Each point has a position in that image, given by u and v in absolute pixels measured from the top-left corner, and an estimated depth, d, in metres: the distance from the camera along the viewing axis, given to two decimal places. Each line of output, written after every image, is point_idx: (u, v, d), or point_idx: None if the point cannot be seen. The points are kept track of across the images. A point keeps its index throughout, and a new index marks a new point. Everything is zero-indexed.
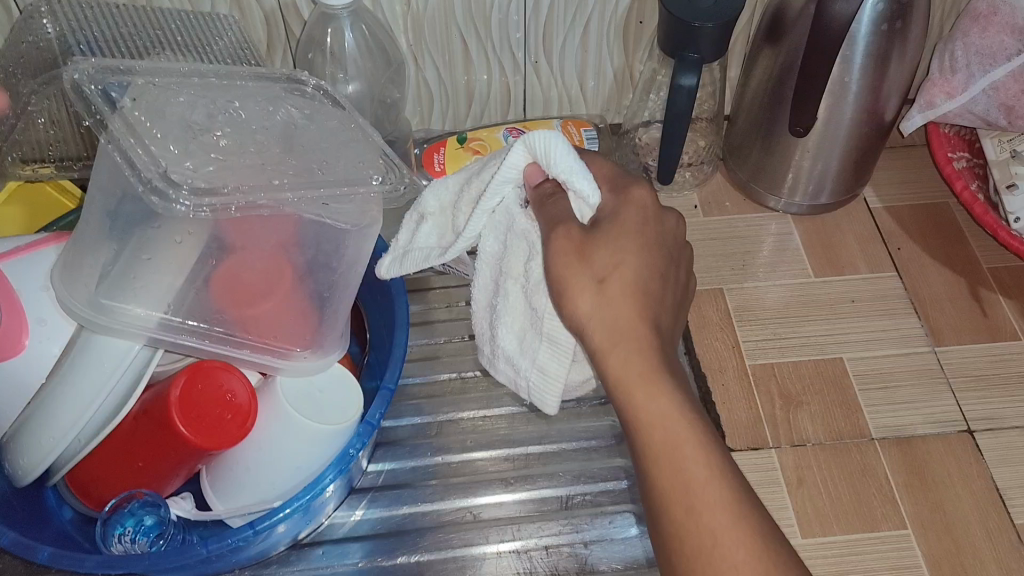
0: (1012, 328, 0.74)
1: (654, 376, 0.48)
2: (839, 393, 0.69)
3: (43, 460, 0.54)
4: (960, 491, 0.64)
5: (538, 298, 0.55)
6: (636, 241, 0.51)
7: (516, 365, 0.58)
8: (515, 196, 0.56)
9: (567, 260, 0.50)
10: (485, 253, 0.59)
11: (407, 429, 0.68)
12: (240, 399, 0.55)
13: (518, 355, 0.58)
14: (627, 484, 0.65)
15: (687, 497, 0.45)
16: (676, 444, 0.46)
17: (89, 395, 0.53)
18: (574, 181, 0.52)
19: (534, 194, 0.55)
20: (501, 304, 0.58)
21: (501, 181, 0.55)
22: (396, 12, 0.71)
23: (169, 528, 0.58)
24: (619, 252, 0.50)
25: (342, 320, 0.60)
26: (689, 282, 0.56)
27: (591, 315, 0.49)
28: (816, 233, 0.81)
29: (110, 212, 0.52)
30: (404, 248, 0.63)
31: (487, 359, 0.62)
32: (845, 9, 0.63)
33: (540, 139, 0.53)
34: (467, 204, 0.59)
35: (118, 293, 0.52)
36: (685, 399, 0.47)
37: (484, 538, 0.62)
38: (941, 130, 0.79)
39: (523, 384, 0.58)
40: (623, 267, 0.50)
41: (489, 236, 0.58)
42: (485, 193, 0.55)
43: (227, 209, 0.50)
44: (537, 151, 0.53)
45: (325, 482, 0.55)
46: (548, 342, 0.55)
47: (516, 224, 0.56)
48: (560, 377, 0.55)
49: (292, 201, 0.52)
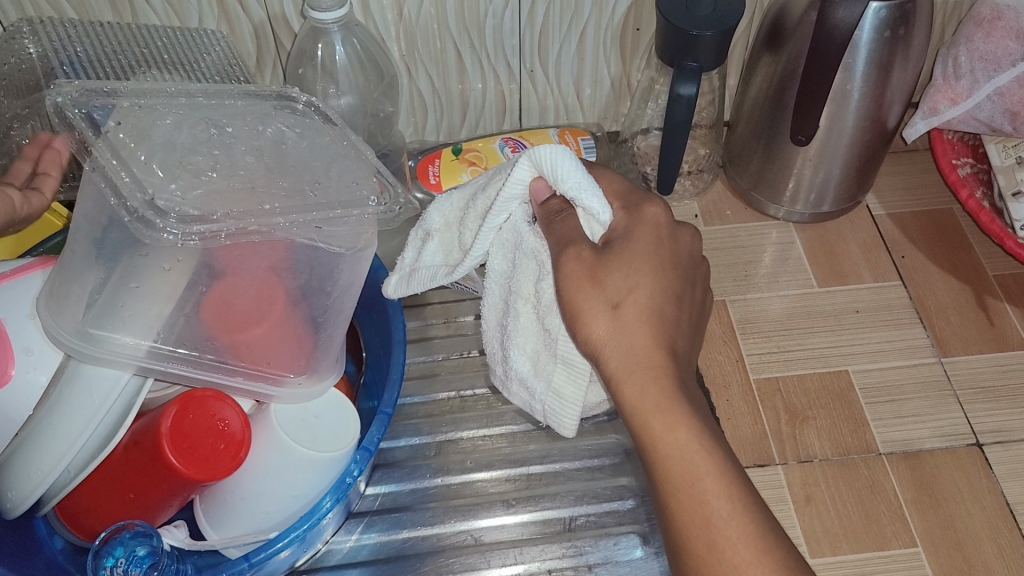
0: (1020, 337, 0.73)
1: (670, 402, 0.47)
2: (845, 407, 0.68)
3: (36, 490, 0.51)
4: (971, 506, 0.63)
5: (550, 319, 0.54)
6: (650, 258, 0.50)
7: (531, 387, 0.57)
8: (522, 212, 0.55)
9: (579, 283, 0.49)
10: (495, 271, 0.57)
11: (406, 450, 0.67)
12: (234, 428, 0.54)
13: (532, 377, 0.57)
14: (631, 504, 0.63)
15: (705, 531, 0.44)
16: (696, 476, 0.45)
17: (80, 426, 0.51)
18: (583, 198, 0.50)
19: (541, 211, 0.53)
20: (511, 324, 0.56)
21: (507, 197, 0.53)
22: (388, 22, 0.70)
23: (163, 559, 0.55)
24: (634, 275, 0.49)
25: (337, 345, 0.59)
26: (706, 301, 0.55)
27: (604, 341, 0.48)
28: (819, 242, 0.80)
29: (96, 240, 0.51)
30: (410, 267, 0.61)
31: (500, 380, 0.60)
32: (847, 17, 0.61)
33: (547, 155, 0.51)
34: (473, 221, 0.58)
35: (106, 323, 0.51)
36: (697, 427, 0.46)
37: (486, 562, 0.60)
38: (944, 137, 0.77)
39: (540, 406, 0.57)
40: (637, 292, 0.49)
41: (496, 253, 0.56)
42: (490, 210, 0.54)
43: (217, 236, 0.49)
44: (544, 167, 0.51)
45: (322, 510, 0.53)
46: (564, 364, 0.54)
47: (524, 242, 0.54)
48: (577, 401, 0.54)
49: (283, 226, 0.50)
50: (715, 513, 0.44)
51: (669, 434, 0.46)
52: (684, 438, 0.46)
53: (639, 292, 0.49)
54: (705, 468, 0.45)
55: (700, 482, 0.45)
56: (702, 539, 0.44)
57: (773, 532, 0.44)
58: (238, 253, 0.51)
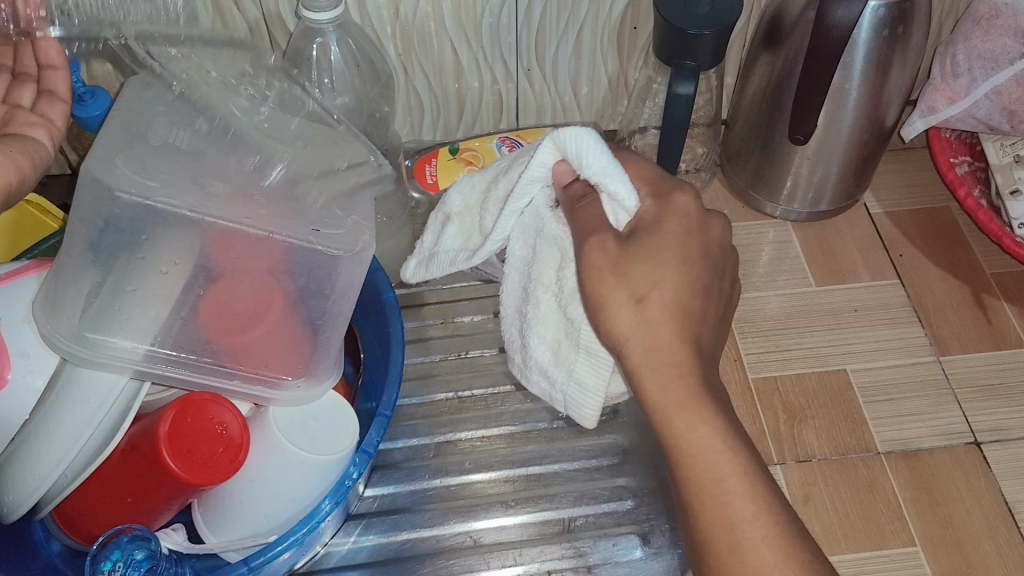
0: (1017, 335, 0.73)
1: (694, 401, 0.46)
2: (843, 406, 0.68)
3: (35, 493, 0.51)
4: (969, 505, 0.63)
5: (572, 308, 0.53)
6: (679, 253, 0.49)
7: (551, 376, 0.56)
8: (545, 198, 0.55)
9: (602, 276, 0.49)
10: (515, 257, 0.57)
11: (404, 451, 0.67)
12: (232, 431, 0.53)
13: (553, 366, 0.56)
14: (631, 505, 0.63)
15: (715, 535, 0.44)
16: (718, 477, 0.45)
17: (76, 430, 0.50)
18: (608, 182, 0.50)
19: (564, 195, 0.53)
20: (532, 312, 0.56)
21: (529, 179, 0.54)
22: (384, 21, 0.69)
23: (162, 563, 0.53)
24: (660, 270, 0.48)
25: (336, 347, 0.57)
26: (733, 292, 0.54)
27: (630, 335, 0.48)
28: (817, 241, 0.80)
29: (93, 243, 0.50)
30: (431, 251, 0.62)
31: (519, 368, 0.60)
32: (845, 16, 0.61)
33: (572, 137, 0.51)
34: (495, 205, 0.58)
35: (103, 327, 0.51)
36: (725, 429, 0.46)
37: (485, 564, 0.60)
38: (942, 135, 0.78)
39: (559, 396, 0.56)
40: (663, 285, 0.48)
41: (517, 239, 0.56)
42: (513, 193, 0.55)
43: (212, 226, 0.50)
44: (568, 150, 0.51)
45: (321, 514, 0.53)
46: (587, 354, 0.53)
47: (546, 229, 0.55)
48: (600, 391, 0.53)
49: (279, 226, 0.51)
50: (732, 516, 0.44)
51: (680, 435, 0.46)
52: (702, 437, 0.46)
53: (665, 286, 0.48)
54: (721, 468, 0.45)
55: (716, 484, 0.45)
56: (722, 540, 0.44)
57: (784, 535, 0.43)
58: (234, 253, 0.51)
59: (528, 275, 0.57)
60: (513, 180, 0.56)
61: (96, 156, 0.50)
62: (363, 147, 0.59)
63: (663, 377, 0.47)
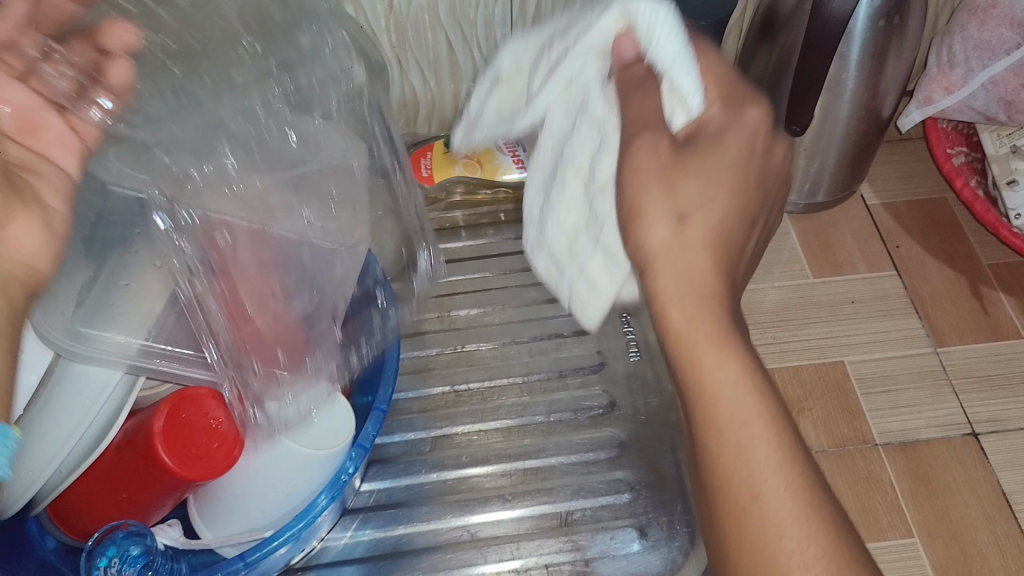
0: (1015, 326, 0.73)
1: (723, 335, 0.38)
2: (841, 398, 0.68)
3: (28, 490, 0.51)
4: (967, 496, 0.63)
5: (601, 200, 0.49)
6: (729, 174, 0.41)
7: (561, 261, 0.54)
8: (599, 70, 0.48)
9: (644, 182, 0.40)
10: (553, 128, 0.51)
11: (401, 445, 0.66)
12: (227, 426, 0.53)
13: (564, 258, 0.54)
14: (628, 498, 0.63)
15: (725, 492, 0.37)
16: (742, 420, 0.37)
17: (70, 427, 0.50)
18: (674, 73, 0.43)
19: (620, 74, 0.45)
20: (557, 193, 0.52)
21: (583, 47, 0.46)
22: (378, 14, 0.69)
23: (157, 558, 0.55)
24: (701, 184, 0.40)
25: (331, 338, 0.58)
26: (775, 213, 0.47)
27: (666, 247, 0.39)
28: (814, 233, 0.79)
29: (86, 238, 0.51)
30: (473, 117, 0.55)
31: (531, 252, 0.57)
32: (841, 7, 0.61)
33: (647, 10, 0.43)
34: (543, 71, 0.50)
35: (96, 322, 0.50)
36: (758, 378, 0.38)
37: (482, 558, 0.60)
38: (940, 126, 0.77)
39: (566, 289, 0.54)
40: (711, 207, 0.39)
41: (558, 111, 0.51)
42: (564, 56, 0.48)
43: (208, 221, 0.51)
44: (640, 22, 0.44)
45: (317, 507, 0.53)
46: (603, 254, 0.51)
47: (590, 101, 0.48)
48: (609, 293, 0.51)
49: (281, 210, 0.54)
50: (762, 465, 0.37)
51: (710, 382, 0.38)
52: (734, 380, 0.38)
53: (702, 204, 0.40)
54: (748, 410, 0.37)
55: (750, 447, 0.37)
56: (742, 491, 0.36)
57: None
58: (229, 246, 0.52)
59: (559, 153, 0.52)
60: (568, 41, 0.48)
61: (89, 150, 0.51)
62: (359, 142, 0.59)
63: (689, 307, 0.38)
